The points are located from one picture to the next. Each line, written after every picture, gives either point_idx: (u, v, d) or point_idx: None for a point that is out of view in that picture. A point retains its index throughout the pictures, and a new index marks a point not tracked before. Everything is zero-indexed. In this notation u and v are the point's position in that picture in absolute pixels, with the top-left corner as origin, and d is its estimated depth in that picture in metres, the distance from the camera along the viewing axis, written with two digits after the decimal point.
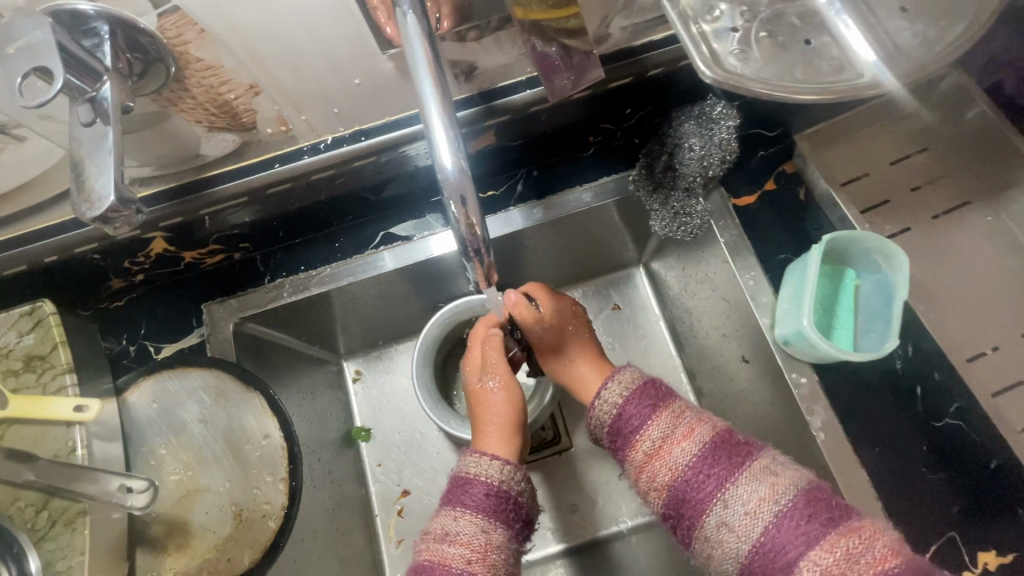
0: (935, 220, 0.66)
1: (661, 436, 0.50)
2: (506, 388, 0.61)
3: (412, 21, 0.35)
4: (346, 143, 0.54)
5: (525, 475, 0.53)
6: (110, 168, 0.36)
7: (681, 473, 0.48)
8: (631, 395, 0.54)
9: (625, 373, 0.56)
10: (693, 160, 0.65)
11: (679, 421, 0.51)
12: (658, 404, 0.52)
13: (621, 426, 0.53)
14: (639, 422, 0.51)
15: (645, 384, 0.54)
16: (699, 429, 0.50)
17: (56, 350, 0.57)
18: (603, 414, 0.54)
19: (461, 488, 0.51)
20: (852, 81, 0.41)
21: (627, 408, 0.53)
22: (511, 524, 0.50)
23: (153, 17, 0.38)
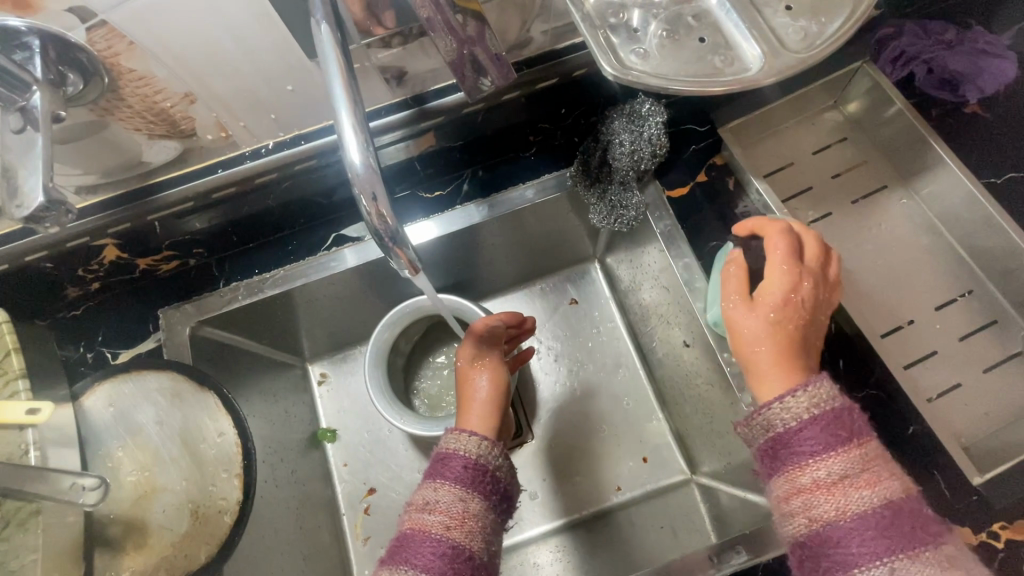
0: (854, 205, 0.70)
1: (839, 472, 0.43)
2: (491, 374, 0.64)
3: (325, 30, 0.38)
4: (287, 147, 0.57)
5: (503, 451, 0.55)
6: (39, 171, 0.38)
7: (848, 516, 0.42)
8: (817, 420, 0.44)
9: (821, 386, 0.45)
10: (624, 155, 0.67)
11: (867, 463, 0.43)
12: (848, 437, 0.43)
13: (785, 442, 0.45)
14: (819, 453, 0.43)
15: (840, 410, 0.44)
16: (868, 456, 0.43)
17: (9, 356, 0.58)
18: (775, 422, 0.46)
19: (443, 463, 0.53)
20: (739, 73, 0.45)
21: (806, 431, 0.44)
22: (489, 495, 0.52)
23: (81, 31, 0.40)
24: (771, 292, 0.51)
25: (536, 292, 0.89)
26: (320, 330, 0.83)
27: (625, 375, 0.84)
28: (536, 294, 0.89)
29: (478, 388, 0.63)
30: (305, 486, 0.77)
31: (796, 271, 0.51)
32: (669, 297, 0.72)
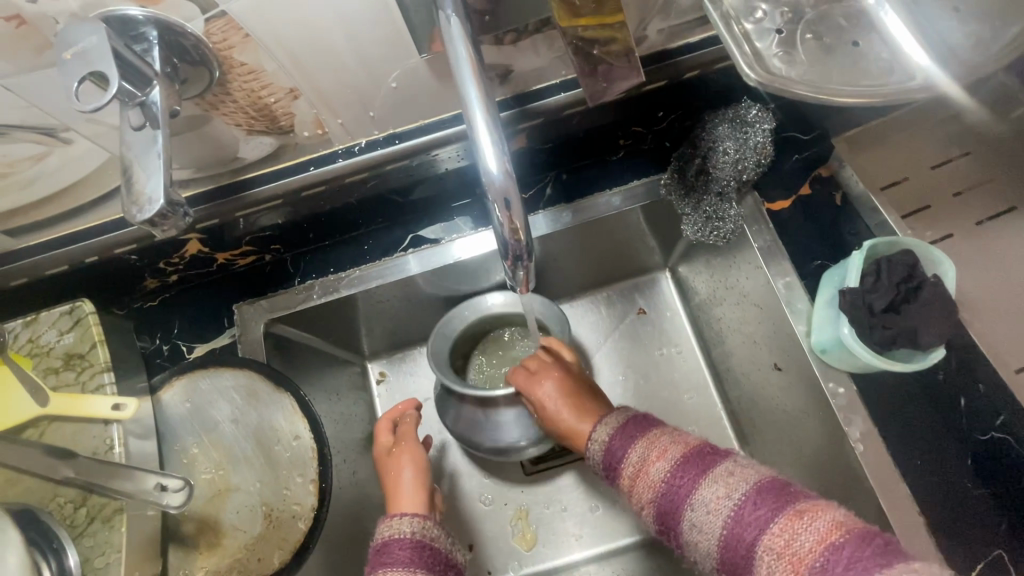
0: (978, 227, 0.65)
1: (642, 455, 0.51)
2: (411, 462, 0.61)
3: (456, 25, 0.35)
4: (380, 146, 0.54)
5: (439, 524, 0.55)
6: (160, 171, 0.36)
7: (660, 487, 0.48)
8: (619, 429, 0.54)
9: (612, 416, 0.56)
10: (727, 163, 0.63)
11: (653, 444, 0.51)
12: (637, 432, 0.53)
13: (609, 460, 0.54)
14: (622, 453, 0.52)
15: (627, 415, 0.55)
16: (671, 452, 0.50)
17: (95, 348, 0.58)
18: (596, 453, 0.55)
19: (383, 552, 0.51)
20: (902, 82, 0.40)
21: (612, 442, 0.54)
22: (432, 568, 0.50)
23: (200, 22, 0.38)
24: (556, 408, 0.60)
25: (602, 300, 0.83)
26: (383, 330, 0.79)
27: (696, 394, 0.77)
28: (602, 302, 0.83)
29: (404, 482, 0.59)
30: (365, 489, 0.74)
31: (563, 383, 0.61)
32: (760, 315, 0.65)
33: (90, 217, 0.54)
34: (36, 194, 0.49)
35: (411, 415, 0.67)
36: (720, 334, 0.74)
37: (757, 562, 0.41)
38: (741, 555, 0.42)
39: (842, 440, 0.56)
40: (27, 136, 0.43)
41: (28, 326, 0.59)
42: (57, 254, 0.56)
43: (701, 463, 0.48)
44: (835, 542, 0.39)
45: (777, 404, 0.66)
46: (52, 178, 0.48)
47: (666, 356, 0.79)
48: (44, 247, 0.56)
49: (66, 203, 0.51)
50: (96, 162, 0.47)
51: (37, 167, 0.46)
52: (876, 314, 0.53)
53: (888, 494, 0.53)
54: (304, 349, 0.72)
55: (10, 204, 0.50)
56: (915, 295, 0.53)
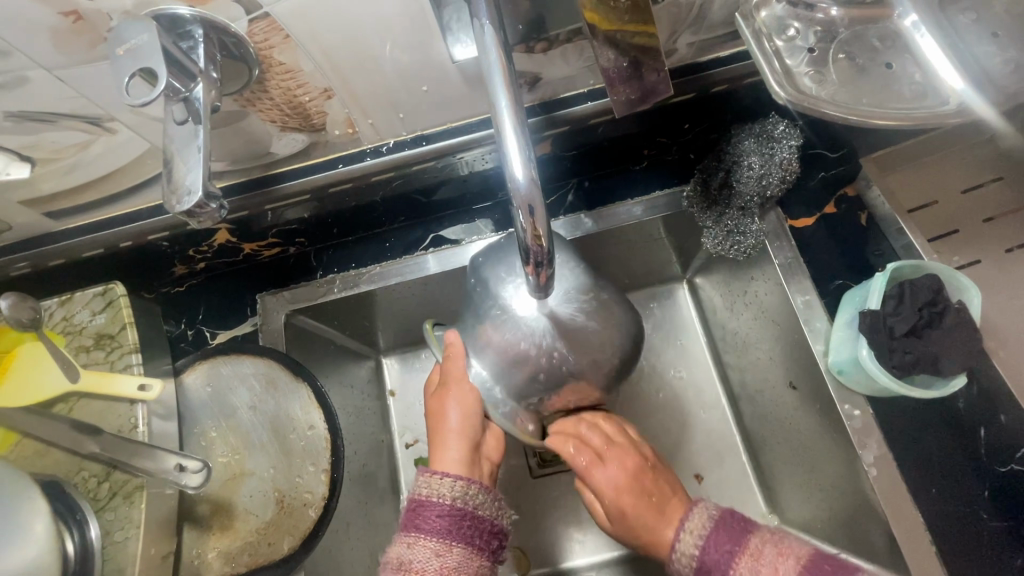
0: (1009, 254, 0.63)
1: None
2: (459, 400, 0.59)
3: (489, 34, 0.36)
4: (408, 147, 0.55)
5: (480, 487, 0.54)
6: (199, 165, 0.38)
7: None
8: (710, 535, 0.49)
9: (697, 515, 0.52)
10: (751, 179, 0.63)
11: (763, 561, 0.46)
12: (736, 546, 0.47)
13: (705, 568, 0.48)
14: (723, 568, 0.47)
15: (721, 517, 0.50)
16: (784, 569, 0.45)
17: (124, 330, 0.60)
18: (684, 562, 0.50)
19: (420, 513, 0.51)
20: (935, 108, 0.41)
21: (708, 555, 0.49)
22: (471, 541, 0.50)
23: (244, 22, 0.39)
24: (598, 475, 0.59)
25: None
26: (400, 326, 0.80)
27: (707, 408, 0.77)
28: None
29: (450, 422, 0.60)
30: (374, 480, 0.74)
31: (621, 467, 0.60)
32: (776, 332, 0.65)
33: (127, 203, 0.56)
34: (79, 180, 0.51)
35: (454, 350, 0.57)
36: (736, 350, 0.73)
37: None
38: None
39: (855, 463, 0.56)
40: (73, 125, 0.45)
41: (63, 304, 0.61)
42: (94, 237, 0.58)
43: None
44: None
45: (790, 424, 0.66)
46: (94, 164, 0.50)
47: (678, 365, 0.79)
48: (82, 231, 0.58)
49: (106, 189, 0.53)
50: (136, 151, 0.49)
51: (82, 154, 0.48)
52: (896, 338, 0.52)
53: (899, 519, 0.52)
54: (322, 341, 0.74)
55: (53, 189, 0.52)
56: (938, 321, 0.52)
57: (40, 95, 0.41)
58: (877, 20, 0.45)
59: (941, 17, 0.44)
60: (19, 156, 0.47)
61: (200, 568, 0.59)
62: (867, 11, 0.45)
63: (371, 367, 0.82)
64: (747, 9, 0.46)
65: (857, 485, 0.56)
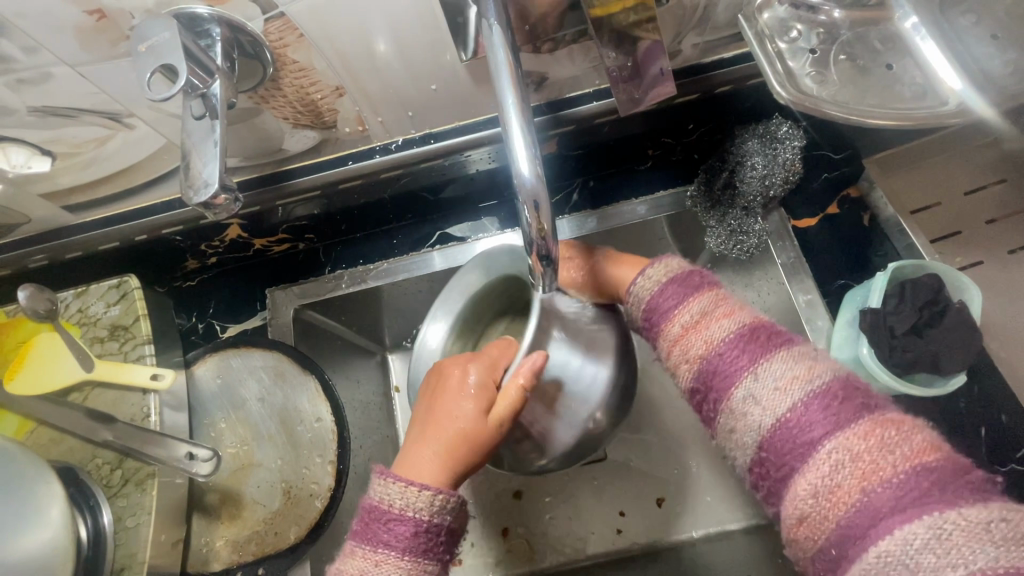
0: (1011, 255, 0.64)
1: (700, 312, 0.44)
2: (471, 401, 0.48)
3: (497, 34, 0.37)
4: (416, 145, 0.57)
5: (458, 500, 0.45)
6: (216, 159, 0.39)
7: (720, 345, 0.42)
8: (671, 282, 0.47)
9: (671, 261, 0.49)
10: (754, 179, 0.63)
11: (719, 302, 0.45)
12: (697, 286, 0.46)
13: (652, 310, 0.47)
14: (674, 302, 0.46)
15: (688, 271, 0.48)
16: (738, 315, 0.44)
17: (138, 322, 0.61)
18: (642, 292, 0.49)
19: (383, 529, 0.43)
20: (935, 108, 0.42)
21: (665, 291, 0.47)
22: (443, 558, 0.44)
23: (260, 21, 0.40)
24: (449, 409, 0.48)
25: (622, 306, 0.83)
26: (406, 322, 0.81)
27: None
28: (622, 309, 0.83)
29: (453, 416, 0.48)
30: None
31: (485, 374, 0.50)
32: None
33: (143, 197, 0.58)
34: (97, 174, 0.52)
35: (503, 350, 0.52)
36: None
37: (817, 456, 0.36)
38: (800, 447, 0.37)
39: None
40: (93, 120, 0.46)
41: (79, 296, 0.62)
42: (110, 230, 0.59)
43: (765, 343, 0.42)
44: (930, 461, 0.34)
45: None
46: (111, 158, 0.51)
47: None
48: (98, 224, 0.59)
49: (123, 184, 0.55)
50: (152, 146, 0.50)
51: (100, 149, 0.49)
52: (897, 337, 0.52)
53: None
54: (330, 336, 0.75)
55: (71, 183, 0.53)
56: (939, 320, 0.53)
57: (62, 91, 0.43)
58: (878, 22, 0.45)
59: (942, 19, 0.45)
60: (41, 150, 0.49)
61: (208, 556, 0.60)
62: (869, 13, 0.46)
63: (377, 363, 0.83)
64: (749, 11, 0.46)
65: None
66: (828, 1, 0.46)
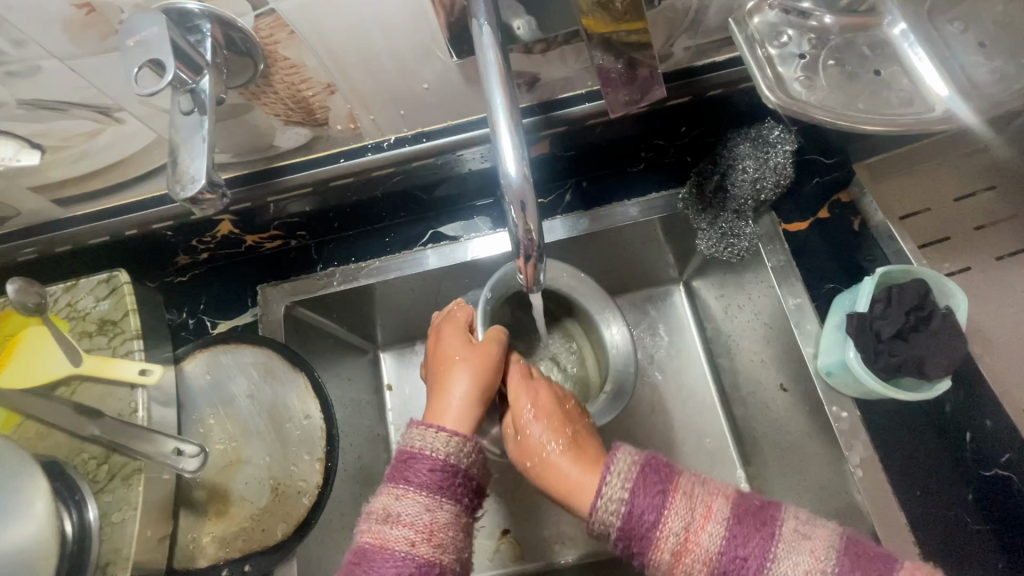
0: (999, 262, 0.64)
1: (685, 526, 0.41)
2: (472, 370, 0.55)
3: (487, 33, 0.37)
4: (408, 144, 0.57)
5: (476, 446, 0.50)
6: (204, 155, 0.39)
7: (724, 561, 0.40)
8: (636, 485, 0.43)
9: (622, 458, 0.45)
10: (745, 181, 0.64)
11: (694, 501, 0.42)
12: (665, 487, 0.43)
13: (633, 528, 0.42)
14: (653, 519, 0.42)
15: (643, 468, 0.44)
16: (718, 508, 0.42)
17: (127, 316, 0.61)
18: (608, 517, 0.43)
19: (410, 467, 0.47)
20: (921, 115, 0.42)
21: (638, 502, 0.42)
22: (459, 499, 0.47)
23: (250, 18, 0.40)
24: (523, 398, 0.55)
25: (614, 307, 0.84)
26: (398, 321, 0.81)
27: (700, 409, 0.77)
28: None
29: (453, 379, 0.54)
30: (368, 471, 0.75)
31: (555, 394, 0.56)
32: (769, 335, 0.66)
33: (133, 192, 0.57)
34: (86, 167, 0.52)
35: (496, 334, 0.57)
36: (730, 352, 0.74)
37: None
38: None
39: (841, 465, 0.56)
40: (83, 114, 0.46)
41: (67, 291, 0.62)
42: (100, 225, 0.59)
43: (760, 531, 0.40)
44: None
45: (780, 426, 0.66)
46: (102, 153, 0.51)
47: (673, 366, 0.80)
48: (89, 218, 0.59)
49: (113, 178, 0.55)
50: (143, 141, 0.50)
51: (90, 143, 0.49)
52: (883, 341, 0.53)
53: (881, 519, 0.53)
54: (322, 333, 0.75)
55: (62, 176, 0.53)
56: (926, 324, 0.53)
57: (52, 84, 0.43)
58: (868, 28, 0.46)
59: (931, 26, 0.45)
60: (30, 143, 0.49)
61: (195, 552, 0.60)
62: (859, 20, 0.46)
63: (368, 361, 0.83)
64: (741, 15, 0.47)
65: (843, 485, 0.57)
66: (819, 6, 0.46)
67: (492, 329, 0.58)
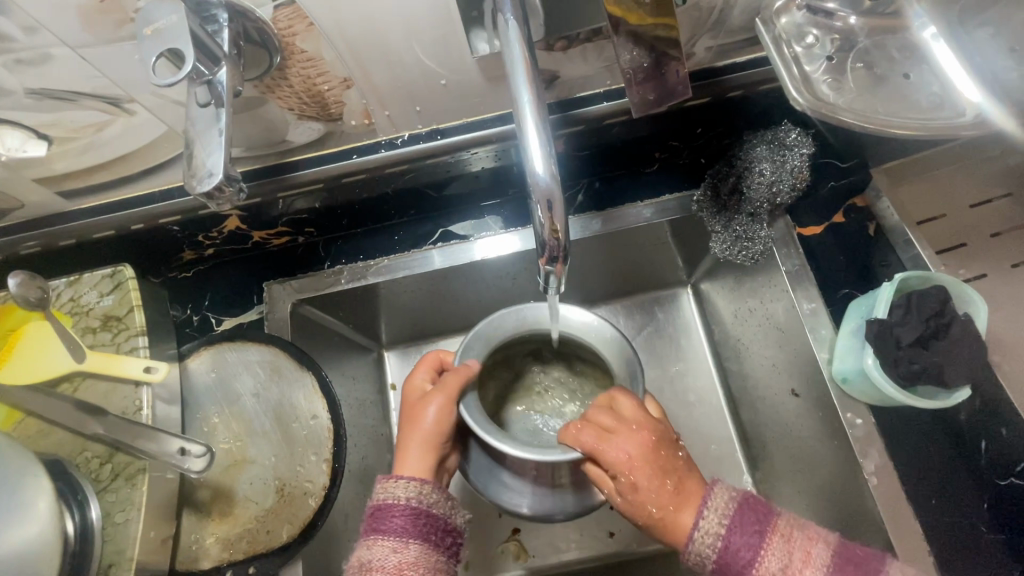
0: (1014, 269, 0.64)
1: (783, 566, 0.44)
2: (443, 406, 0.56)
3: (513, 28, 0.36)
4: (423, 141, 0.56)
5: (439, 487, 0.53)
6: (221, 149, 0.38)
7: None
8: (737, 519, 0.46)
9: (719, 495, 0.47)
10: (761, 185, 0.63)
11: (793, 546, 0.45)
12: (765, 527, 0.45)
13: (727, 565, 0.45)
14: (751, 555, 0.45)
15: (741, 505, 0.47)
16: (816, 552, 0.45)
17: (132, 312, 0.60)
18: (703, 550, 0.46)
19: (380, 517, 0.49)
20: (952, 119, 0.41)
21: (734, 539, 0.45)
22: (427, 538, 0.49)
23: (269, 8, 0.40)
24: (609, 450, 0.49)
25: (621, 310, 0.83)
26: (404, 320, 0.80)
27: (709, 413, 0.77)
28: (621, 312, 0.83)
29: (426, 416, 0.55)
30: (371, 473, 0.74)
31: (644, 440, 0.49)
32: (781, 340, 0.65)
33: (141, 185, 0.56)
34: (95, 159, 0.51)
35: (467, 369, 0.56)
36: (739, 356, 0.73)
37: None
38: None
39: (856, 472, 0.56)
40: (91, 104, 0.45)
41: (71, 285, 0.61)
42: (105, 218, 0.58)
43: (857, 571, 0.44)
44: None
45: (791, 432, 0.66)
46: (111, 144, 0.50)
47: (680, 370, 0.79)
48: (94, 211, 0.58)
49: (120, 171, 0.53)
50: (152, 134, 0.49)
51: (97, 135, 0.48)
52: (903, 348, 0.52)
53: (897, 527, 0.52)
54: (327, 332, 0.74)
55: (68, 168, 0.52)
56: (945, 332, 0.53)
57: (62, 73, 0.41)
58: (896, 30, 0.45)
59: (959, 30, 0.44)
60: (37, 134, 0.47)
61: (197, 554, 0.59)
62: (887, 21, 0.45)
63: (373, 361, 0.82)
64: (767, 15, 0.46)
65: (857, 493, 0.56)
66: (844, 7, 0.45)
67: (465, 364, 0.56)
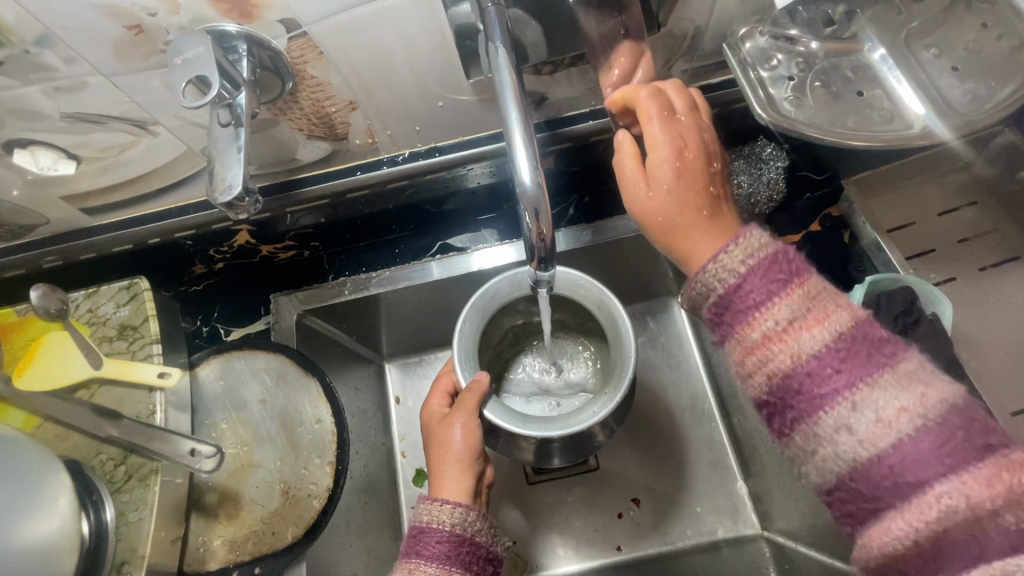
0: (981, 273, 0.67)
1: (789, 317, 0.40)
2: (462, 425, 0.57)
3: (502, 55, 0.40)
4: (422, 157, 0.60)
5: (480, 515, 0.54)
6: (239, 164, 0.42)
7: (812, 361, 0.38)
8: (757, 262, 0.41)
9: (753, 237, 0.42)
10: (740, 197, 0.68)
11: (815, 303, 0.40)
12: (790, 279, 0.41)
13: (732, 300, 0.42)
14: (761, 298, 0.40)
15: (773, 254, 0.42)
16: (836, 317, 0.39)
17: (147, 322, 0.63)
18: (713, 280, 0.43)
19: (421, 540, 0.50)
20: (903, 131, 0.47)
21: (748, 282, 0.41)
22: (468, 566, 0.50)
23: (284, 40, 0.44)
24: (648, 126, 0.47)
25: None
26: (405, 331, 0.83)
27: (700, 417, 0.79)
28: None
29: (451, 444, 0.57)
30: (373, 480, 0.76)
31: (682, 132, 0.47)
32: None
33: (161, 202, 0.60)
34: (118, 178, 0.55)
35: (479, 384, 0.57)
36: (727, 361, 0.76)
37: (877, 465, 0.36)
38: (899, 487, 0.36)
39: None
40: (120, 127, 0.49)
41: (89, 297, 0.64)
42: (124, 234, 0.62)
43: (867, 360, 0.38)
44: (944, 428, 0.35)
45: None
46: (133, 164, 0.54)
47: (671, 376, 0.82)
48: (115, 227, 0.62)
49: (141, 188, 0.57)
50: (173, 152, 0.53)
51: (123, 154, 0.52)
52: None
53: None
54: (331, 342, 0.77)
55: (94, 186, 0.56)
56: (913, 329, 0.56)
57: (95, 100, 0.46)
58: (850, 53, 0.50)
59: (908, 51, 0.49)
60: (68, 154, 0.52)
61: (204, 556, 0.61)
62: (842, 45, 0.50)
63: (374, 371, 0.84)
64: (733, 41, 0.51)
65: None
66: (805, 33, 0.50)
67: (477, 377, 0.57)
